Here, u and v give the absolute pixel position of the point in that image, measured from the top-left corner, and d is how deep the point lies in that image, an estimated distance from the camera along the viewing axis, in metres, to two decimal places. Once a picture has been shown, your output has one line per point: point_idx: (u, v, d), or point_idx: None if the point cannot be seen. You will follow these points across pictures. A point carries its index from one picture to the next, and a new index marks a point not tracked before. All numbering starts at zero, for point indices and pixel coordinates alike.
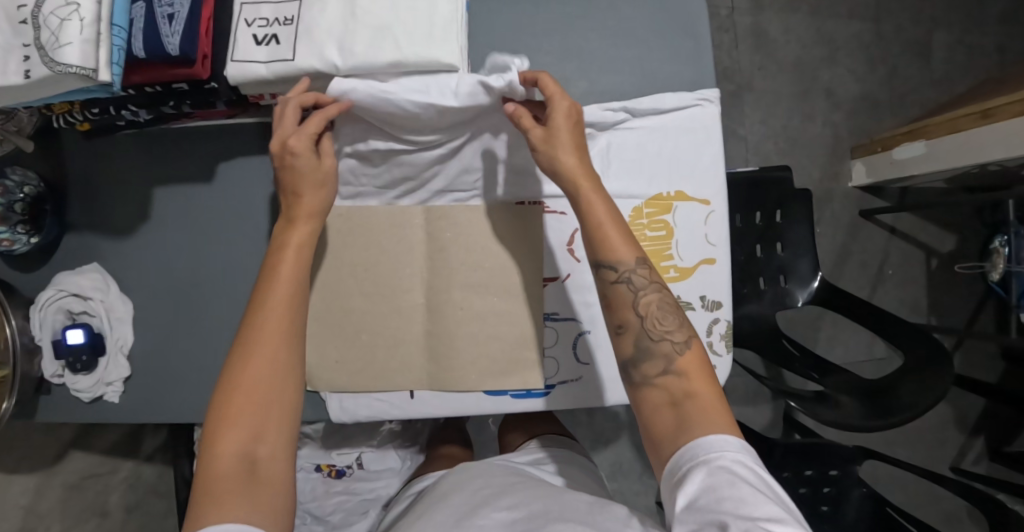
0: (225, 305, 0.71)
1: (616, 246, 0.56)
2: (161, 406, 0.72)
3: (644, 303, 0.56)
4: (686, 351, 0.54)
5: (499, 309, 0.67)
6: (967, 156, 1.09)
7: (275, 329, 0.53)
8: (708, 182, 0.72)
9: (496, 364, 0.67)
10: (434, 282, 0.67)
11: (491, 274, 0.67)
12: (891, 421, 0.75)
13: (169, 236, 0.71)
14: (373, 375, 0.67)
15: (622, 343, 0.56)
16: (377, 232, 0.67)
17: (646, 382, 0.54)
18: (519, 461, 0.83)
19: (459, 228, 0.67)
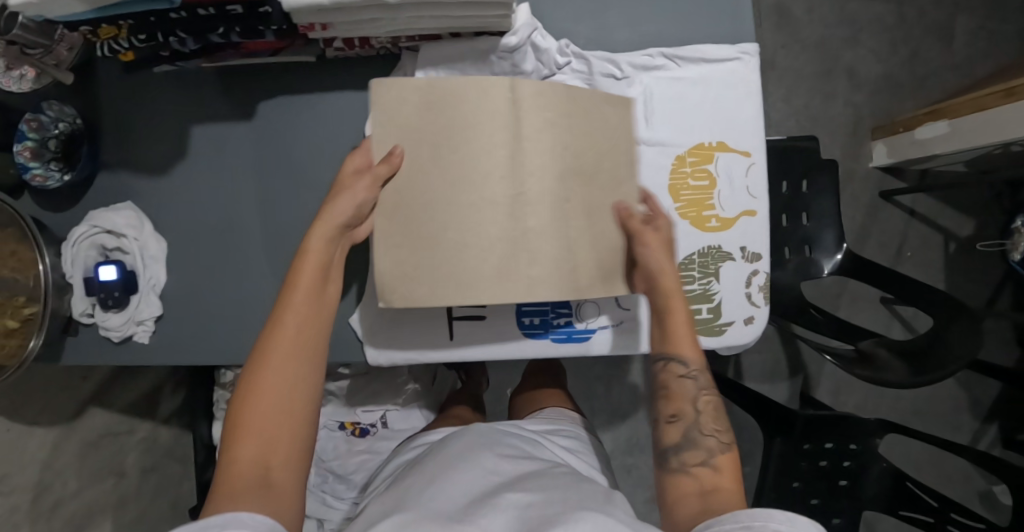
0: (275, 241, 0.70)
1: (682, 346, 0.62)
2: (192, 348, 0.71)
3: (703, 401, 0.60)
4: (728, 453, 0.57)
5: (589, 215, 0.64)
6: (990, 134, 1.09)
7: (286, 342, 0.55)
8: (748, 135, 0.71)
9: (582, 277, 0.64)
10: (524, 177, 0.62)
11: (581, 175, 0.64)
12: (933, 377, 0.76)
13: (224, 170, 0.70)
14: (455, 274, 0.61)
15: (670, 432, 0.59)
16: (463, 121, 0.61)
17: (681, 469, 0.56)
18: (532, 430, 0.83)
19: (549, 126, 0.63)
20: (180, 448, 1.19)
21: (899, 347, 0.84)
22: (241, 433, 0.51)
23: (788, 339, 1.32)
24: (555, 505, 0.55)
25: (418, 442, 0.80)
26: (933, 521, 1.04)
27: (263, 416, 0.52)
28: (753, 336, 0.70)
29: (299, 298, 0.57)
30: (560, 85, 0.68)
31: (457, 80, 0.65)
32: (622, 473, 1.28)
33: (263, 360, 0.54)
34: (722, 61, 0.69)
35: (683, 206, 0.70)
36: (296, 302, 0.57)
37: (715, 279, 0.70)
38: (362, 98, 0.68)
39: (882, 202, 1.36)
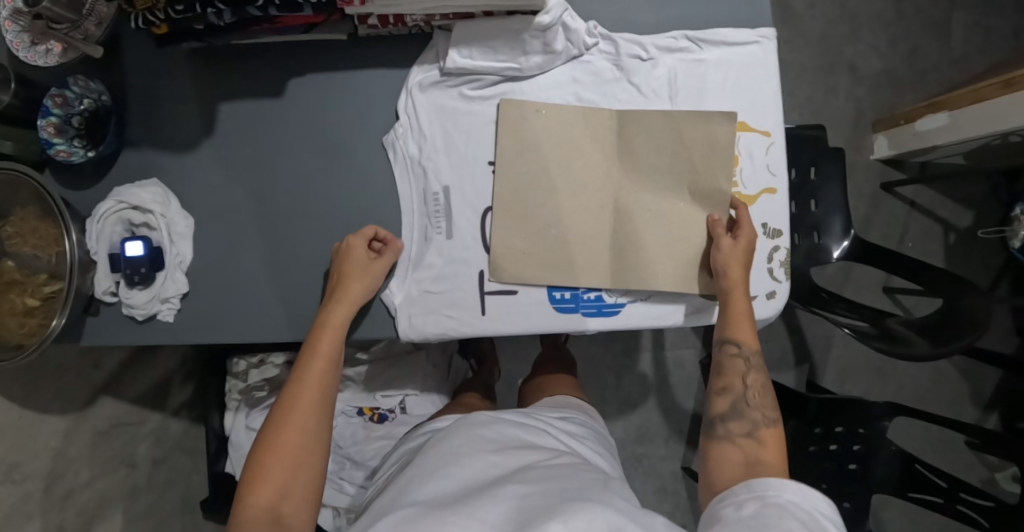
0: (317, 220, 0.70)
1: (742, 333, 0.65)
2: (216, 327, 0.71)
3: (751, 379, 0.64)
4: (772, 429, 0.60)
5: (682, 211, 0.69)
6: (991, 124, 1.12)
7: (305, 401, 0.57)
8: (769, 115, 0.72)
9: (666, 263, 0.68)
10: (624, 184, 0.68)
11: (676, 176, 0.68)
12: (951, 347, 0.80)
13: (269, 152, 0.70)
14: (563, 267, 0.67)
15: (719, 403, 0.63)
16: (574, 135, 0.68)
17: (727, 437, 0.60)
18: (541, 419, 0.77)
19: (647, 130, 0.68)
20: (188, 441, 1.18)
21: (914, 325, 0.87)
22: (257, 486, 0.52)
23: (794, 328, 1.33)
24: (550, 509, 0.49)
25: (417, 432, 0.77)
26: (943, 502, 1.06)
27: (280, 468, 0.53)
28: (776, 309, 0.71)
29: (318, 361, 0.60)
30: (589, 66, 0.69)
31: (489, 58, 0.65)
32: (633, 463, 1.28)
33: (282, 417, 0.56)
34: (742, 43, 0.71)
35: None
36: (316, 364, 0.60)
37: None
38: (390, 75, 0.69)
39: (884, 194, 1.39)
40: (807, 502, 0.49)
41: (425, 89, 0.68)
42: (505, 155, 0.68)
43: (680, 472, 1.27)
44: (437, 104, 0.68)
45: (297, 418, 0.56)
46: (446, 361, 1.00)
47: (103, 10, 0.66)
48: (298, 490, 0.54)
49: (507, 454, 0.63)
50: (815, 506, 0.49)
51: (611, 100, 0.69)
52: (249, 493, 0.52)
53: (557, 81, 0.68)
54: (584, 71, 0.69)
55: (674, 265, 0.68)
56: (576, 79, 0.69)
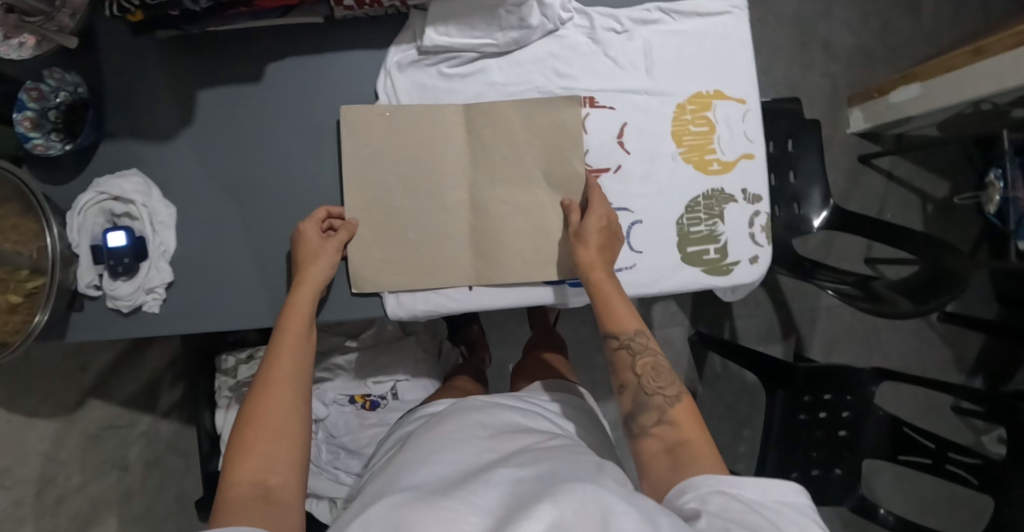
0: (293, 204, 0.70)
1: (617, 317, 0.61)
2: (204, 316, 0.71)
3: (642, 364, 0.60)
4: (679, 404, 0.57)
5: (542, 203, 0.65)
6: (964, 91, 1.15)
7: (279, 378, 0.57)
8: (744, 83, 0.73)
9: (549, 252, 0.65)
10: (478, 178, 0.65)
11: (532, 168, 0.65)
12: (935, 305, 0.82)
13: (249, 141, 0.70)
14: (419, 273, 0.64)
15: (623, 401, 0.59)
16: (447, 132, 0.64)
17: (642, 433, 0.56)
18: (533, 406, 0.76)
19: (501, 122, 0.65)
20: (181, 442, 1.17)
21: (895, 287, 0.89)
22: (241, 460, 0.51)
23: (780, 302, 1.35)
24: (542, 488, 0.48)
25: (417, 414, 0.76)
26: (932, 462, 1.10)
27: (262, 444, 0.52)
28: (759, 274, 0.72)
29: (288, 340, 0.59)
30: (563, 41, 0.67)
31: (465, 34, 0.64)
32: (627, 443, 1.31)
33: (259, 395, 0.56)
34: (715, 14, 0.71)
35: (687, 151, 0.70)
36: (286, 344, 0.59)
37: (722, 220, 0.71)
38: (367, 57, 0.69)
39: (861, 166, 1.41)
40: (774, 497, 0.48)
41: (405, 69, 0.66)
42: (351, 158, 0.64)
43: None
44: (417, 84, 0.66)
45: (274, 396, 0.55)
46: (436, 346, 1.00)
47: (77, 3, 0.65)
48: (284, 463, 0.52)
49: (498, 438, 0.62)
50: (782, 499, 0.48)
51: (589, 73, 0.68)
52: (233, 468, 0.51)
53: (536, 58, 0.67)
54: (560, 46, 0.67)
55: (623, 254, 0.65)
56: (555, 54, 0.67)
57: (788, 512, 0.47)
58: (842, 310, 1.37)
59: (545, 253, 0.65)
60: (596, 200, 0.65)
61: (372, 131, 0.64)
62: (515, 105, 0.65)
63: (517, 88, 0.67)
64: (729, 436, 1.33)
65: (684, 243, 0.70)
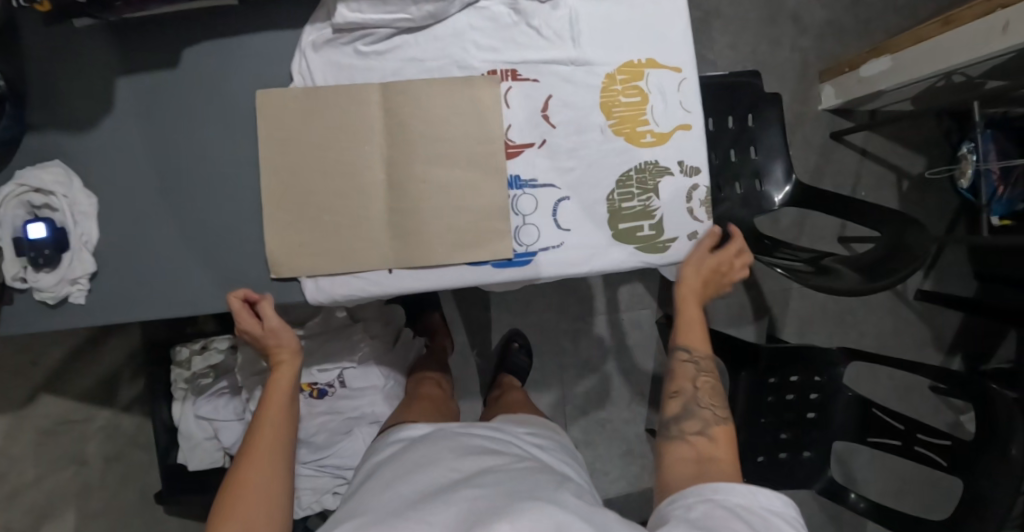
0: (219, 188, 0.69)
1: (692, 336, 0.76)
2: (132, 306, 0.69)
3: (701, 380, 0.74)
4: (721, 426, 0.69)
5: (462, 182, 0.64)
6: (935, 63, 1.12)
7: (263, 447, 0.66)
8: (679, 50, 0.70)
9: (468, 232, 0.64)
10: (396, 157, 0.63)
11: (453, 143, 0.64)
12: (892, 280, 0.78)
13: (176, 125, 0.69)
14: (335, 257, 0.63)
15: (672, 403, 0.72)
16: (362, 111, 0.63)
17: (682, 435, 0.68)
18: (504, 430, 0.74)
19: (417, 100, 0.63)
20: (143, 435, 1.17)
21: (852, 263, 0.87)
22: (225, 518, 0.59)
23: (751, 283, 1.33)
24: (495, 510, 0.48)
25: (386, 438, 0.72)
26: (901, 444, 1.05)
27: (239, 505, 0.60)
28: (698, 252, 0.70)
29: (270, 417, 0.69)
30: (484, 12, 0.66)
31: (378, 11, 0.62)
32: (597, 428, 1.31)
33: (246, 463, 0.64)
34: None
35: (617, 123, 0.69)
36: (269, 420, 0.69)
37: (656, 195, 0.69)
38: (286, 39, 0.68)
39: (834, 143, 1.39)
40: (752, 503, 0.54)
41: (318, 48, 0.65)
42: (266, 142, 0.63)
43: (645, 434, 1.32)
44: (332, 63, 0.65)
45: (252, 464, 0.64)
46: (392, 334, 1.01)
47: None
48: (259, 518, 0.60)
49: (464, 456, 0.61)
50: (761, 506, 0.55)
51: (512, 45, 0.66)
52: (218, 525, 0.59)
53: (455, 32, 0.65)
54: (482, 19, 0.66)
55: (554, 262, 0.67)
56: (475, 27, 0.66)
57: (765, 517, 0.53)
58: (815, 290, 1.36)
59: (466, 232, 0.64)
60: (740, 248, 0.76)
61: (287, 114, 0.63)
62: (434, 83, 0.64)
63: (433, 65, 0.65)
64: None
65: (616, 221, 0.68)
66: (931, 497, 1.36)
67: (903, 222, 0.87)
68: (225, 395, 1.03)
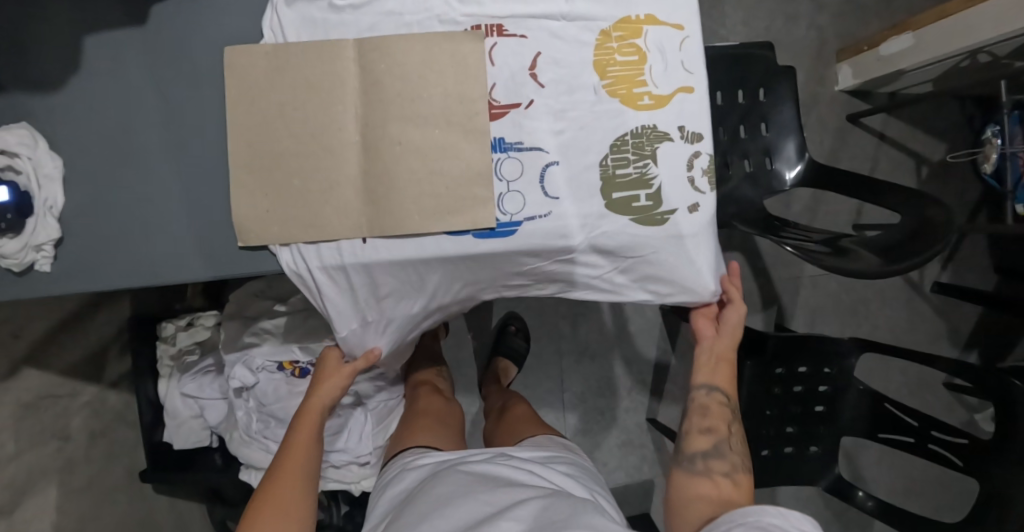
0: (188, 151, 0.66)
1: (724, 381, 0.75)
2: (101, 275, 0.66)
3: (732, 426, 0.72)
4: (745, 472, 0.68)
5: (439, 144, 0.61)
6: (959, 39, 1.06)
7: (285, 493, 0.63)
8: (680, 6, 0.66)
9: (446, 198, 0.61)
10: (370, 117, 0.61)
11: (431, 104, 0.61)
12: (909, 263, 0.73)
13: (146, 85, 0.66)
14: (303, 222, 0.61)
15: (700, 440, 0.70)
16: (336, 69, 0.61)
17: (709, 473, 0.67)
18: (525, 458, 0.71)
19: (395, 58, 0.61)
20: (130, 413, 1.15)
21: (866, 244, 0.81)
22: None
23: (760, 270, 1.28)
24: None
25: (418, 457, 0.73)
26: (915, 441, 0.99)
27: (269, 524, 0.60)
28: (698, 224, 0.65)
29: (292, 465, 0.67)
30: None
31: None
32: (596, 416, 1.27)
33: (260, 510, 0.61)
34: None
35: (612, 83, 0.64)
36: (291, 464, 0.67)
37: (653, 162, 0.65)
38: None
39: (850, 126, 1.33)
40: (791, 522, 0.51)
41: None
42: (236, 101, 0.62)
43: (645, 424, 1.27)
44: (304, 16, 0.62)
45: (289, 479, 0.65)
46: None
47: None
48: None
49: (496, 486, 0.60)
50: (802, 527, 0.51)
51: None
52: None
53: None
54: None
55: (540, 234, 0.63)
56: None
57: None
58: (828, 280, 1.31)
59: (443, 198, 0.61)
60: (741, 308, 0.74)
61: (258, 73, 0.61)
62: (416, 40, 0.61)
63: (413, 20, 0.62)
64: None
65: (609, 190, 0.64)
66: (950, 499, 1.30)
67: (924, 201, 0.82)
68: (212, 373, 1.01)
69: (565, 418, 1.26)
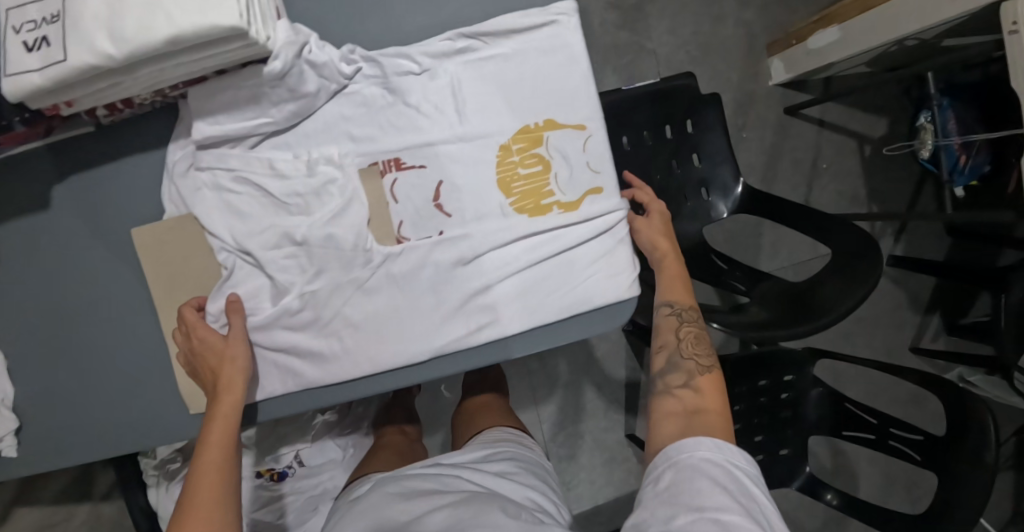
0: (122, 328, 0.66)
1: (674, 290, 0.75)
2: (64, 453, 0.68)
3: (685, 331, 0.70)
4: (707, 374, 0.65)
5: (363, 292, 0.63)
6: (883, 33, 1.05)
7: (208, 491, 0.53)
8: (580, 106, 0.67)
9: (380, 345, 0.64)
10: (294, 277, 0.63)
11: (348, 256, 0.63)
12: (814, 327, 0.73)
13: (67, 271, 0.65)
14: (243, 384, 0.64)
15: (658, 359, 0.69)
16: (252, 237, 0.62)
17: (666, 390, 0.65)
18: (463, 460, 0.73)
19: (304, 211, 0.63)
20: None
21: (783, 293, 0.83)
22: None
23: None
24: None
25: (359, 482, 0.74)
26: (875, 438, 1.03)
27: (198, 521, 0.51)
28: (618, 322, 0.68)
29: (212, 454, 0.55)
30: (355, 98, 0.63)
31: (238, 119, 0.60)
32: (577, 441, 1.32)
33: (187, 513, 0.52)
34: (525, 27, 0.65)
35: (519, 199, 0.66)
36: (210, 455, 0.56)
37: (575, 269, 0.67)
38: (156, 160, 0.64)
39: (790, 118, 1.32)
40: (720, 456, 0.55)
41: (184, 167, 0.62)
42: (156, 279, 0.64)
43: (625, 440, 1.32)
44: (202, 182, 0.62)
45: (213, 482, 0.54)
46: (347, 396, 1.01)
47: None
48: None
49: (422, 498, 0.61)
50: (729, 459, 0.56)
51: (389, 129, 0.64)
52: None
53: (335, 140, 0.63)
54: (352, 105, 0.63)
55: (479, 356, 0.66)
56: (347, 115, 0.63)
57: (732, 470, 0.55)
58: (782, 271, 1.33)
59: (376, 345, 0.64)
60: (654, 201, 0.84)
61: (177, 253, 0.63)
62: (328, 192, 0.62)
63: (313, 170, 0.62)
64: None
65: (537, 304, 0.66)
66: (881, 489, 1.44)
67: (859, 261, 0.79)
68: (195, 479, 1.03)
69: (548, 448, 1.31)
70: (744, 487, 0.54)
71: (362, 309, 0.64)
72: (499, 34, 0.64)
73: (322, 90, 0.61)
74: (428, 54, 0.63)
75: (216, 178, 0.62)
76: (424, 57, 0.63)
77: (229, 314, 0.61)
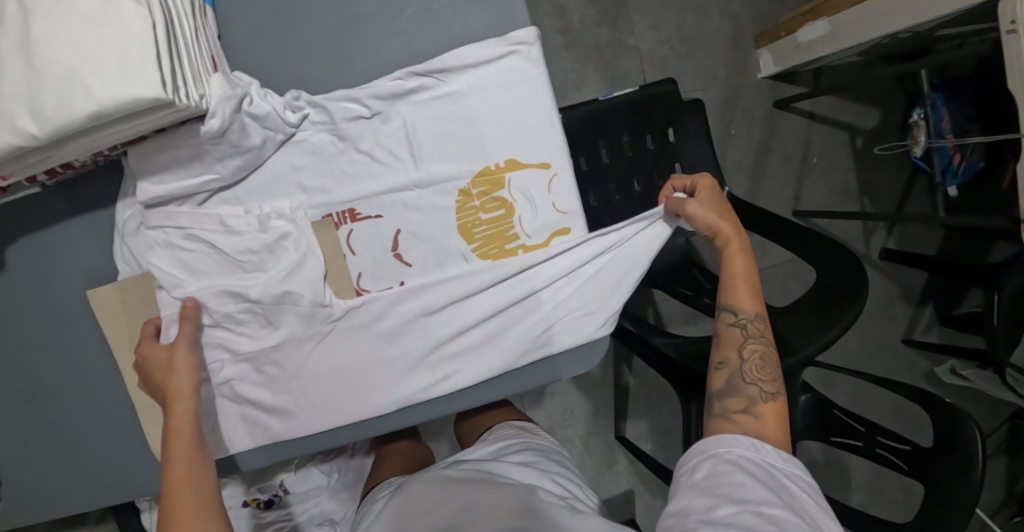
0: (83, 385, 0.64)
1: (739, 294, 0.62)
2: (35, 512, 0.66)
3: (749, 348, 0.60)
4: (771, 402, 0.58)
5: (323, 348, 0.62)
6: (871, 32, 0.99)
7: (184, 502, 0.49)
8: (544, 143, 0.63)
9: (344, 402, 0.63)
10: (255, 334, 0.62)
11: (307, 313, 0.61)
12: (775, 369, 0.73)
13: (14, 336, 0.63)
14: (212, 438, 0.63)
15: (716, 377, 0.61)
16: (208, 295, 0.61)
17: (723, 415, 0.58)
18: (481, 454, 0.70)
19: (259, 267, 0.62)
20: None
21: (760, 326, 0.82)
22: None
23: None
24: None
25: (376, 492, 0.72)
26: (862, 446, 0.97)
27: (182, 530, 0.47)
28: (592, 363, 0.66)
29: (178, 460, 0.51)
30: (303, 145, 0.62)
31: (184, 177, 0.58)
32: (566, 445, 1.32)
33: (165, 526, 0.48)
34: (481, 64, 0.61)
35: (481, 245, 0.64)
36: (177, 462, 0.51)
37: (545, 311, 0.64)
38: (105, 218, 0.62)
39: (779, 112, 1.28)
40: (758, 454, 0.53)
41: (133, 226, 0.60)
42: (114, 339, 0.62)
43: (614, 443, 1.33)
44: (152, 240, 0.60)
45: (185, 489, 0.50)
46: None
47: None
48: None
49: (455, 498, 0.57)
50: (766, 457, 0.53)
51: (341, 177, 0.62)
52: None
53: (287, 193, 0.62)
54: (302, 154, 0.62)
55: (450, 404, 0.65)
56: (297, 165, 0.62)
57: (771, 468, 0.52)
58: (771, 270, 1.30)
59: (342, 400, 0.63)
60: (698, 180, 0.67)
61: (134, 313, 0.62)
62: (284, 247, 0.61)
63: (267, 222, 0.61)
64: (668, 419, 1.36)
65: (506, 350, 0.64)
66: (872, 480, 1.45)
67: (842, 296, 0.74)
68: None
69: None
70: (783, 484, 0.52)
71: (323, 365, 0.62)
72: (455, 71, 0.61)
73: (269, 143, 0.59)
74: (379, 97, 0.60)
75: (166, 236, 0.60)
76: (375, 101, 0.61)
77: (173, 328, 0.60)
